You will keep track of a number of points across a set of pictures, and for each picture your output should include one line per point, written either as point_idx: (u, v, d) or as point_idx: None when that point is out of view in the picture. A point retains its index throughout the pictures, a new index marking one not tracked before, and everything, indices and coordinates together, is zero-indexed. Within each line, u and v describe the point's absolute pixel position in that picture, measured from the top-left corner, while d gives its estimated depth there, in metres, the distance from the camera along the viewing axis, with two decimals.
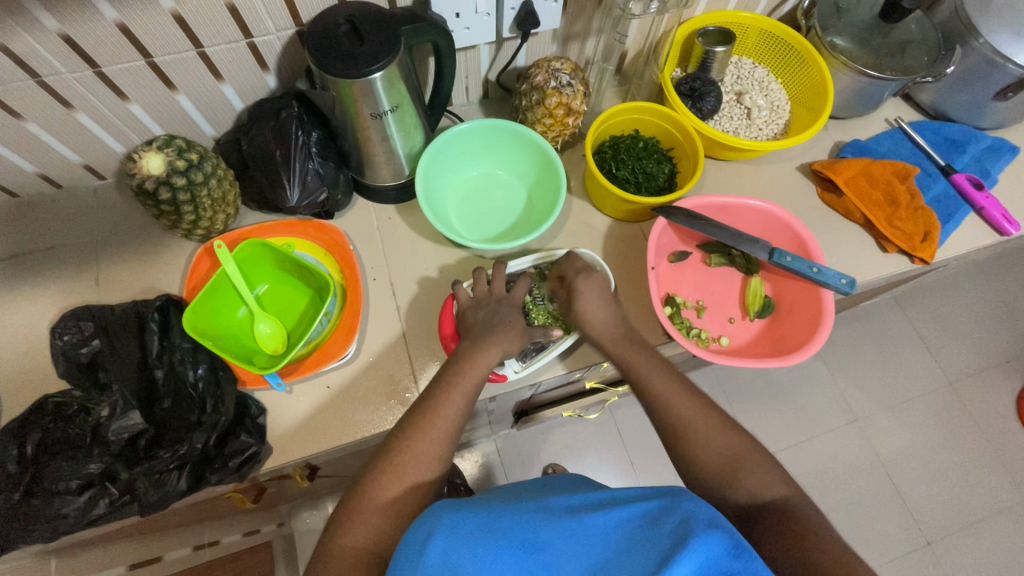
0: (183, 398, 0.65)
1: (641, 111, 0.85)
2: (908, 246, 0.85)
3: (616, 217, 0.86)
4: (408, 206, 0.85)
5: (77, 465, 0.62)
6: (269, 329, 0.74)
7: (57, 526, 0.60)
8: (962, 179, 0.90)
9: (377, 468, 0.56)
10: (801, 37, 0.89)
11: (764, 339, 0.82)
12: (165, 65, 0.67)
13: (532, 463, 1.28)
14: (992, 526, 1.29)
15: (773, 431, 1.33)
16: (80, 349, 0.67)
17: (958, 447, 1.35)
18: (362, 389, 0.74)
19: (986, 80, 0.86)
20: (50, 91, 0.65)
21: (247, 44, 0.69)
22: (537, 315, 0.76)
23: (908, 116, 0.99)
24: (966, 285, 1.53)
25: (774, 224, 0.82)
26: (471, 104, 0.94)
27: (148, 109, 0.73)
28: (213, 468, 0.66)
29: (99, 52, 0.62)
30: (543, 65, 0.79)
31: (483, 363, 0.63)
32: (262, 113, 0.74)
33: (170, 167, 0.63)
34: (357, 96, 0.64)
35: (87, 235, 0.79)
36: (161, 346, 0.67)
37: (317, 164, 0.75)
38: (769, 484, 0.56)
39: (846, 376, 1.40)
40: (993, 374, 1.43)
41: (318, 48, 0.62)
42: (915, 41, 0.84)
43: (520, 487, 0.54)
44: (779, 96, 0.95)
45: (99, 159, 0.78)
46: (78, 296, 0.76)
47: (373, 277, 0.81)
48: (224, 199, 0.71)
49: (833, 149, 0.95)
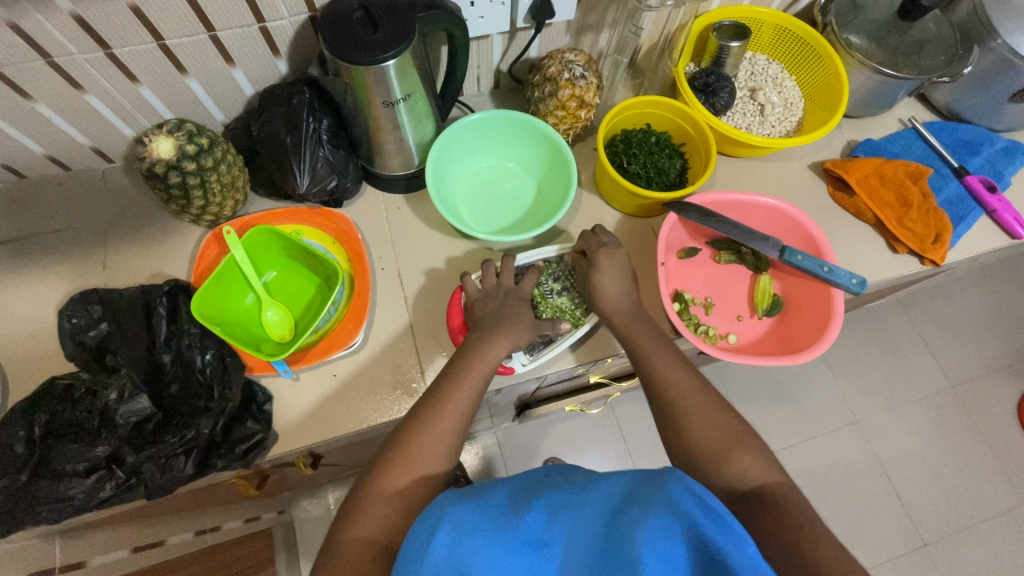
0: (191, 384, 0.66)
1: (653, 105, 0.85)
2: (918, 247, 0.84)
3: (626, 212, 0.86)
4: (417, 197, 0.85)
5: (85, 448, 0.61)
6: (277, 316, 0.74)
7: (63, 508, 0.60)
8: (974, 181, 0.90)
9: (384, 459, 0.56)
10: (817, 33, 0.88)
11: (770, 338, 0.82)
12: (176, 48, 0.67)
13: (532, 456, 1.28)
14: (990, 528, 1.29)
15: (774, 429, 1.33)
16: (87, 332, 0.67)
17: (958, 449, 1.35)
18: (369, 379, 0.74)
19: (1003, 81, 0.85)
20: (60, 71, 0.65)
21: (260, 28, 0.68)
22: (544, 308, 0.75)
23: (922, 116, 0.98)
24: (969, 289, 1.52)
25: (785, 223, 0.82)
26: (482, 95, 0.93)
27: (158, 92, 0.72)
28: (219, 454, 0.66)
29: (110, 34, 0.62)
30: (557, 56, 0.78)
31: (491, 355, 0.63)
32: (273, 99, 0.73)
33: (180, 151, 0.63)
34: (369, 83, 0.64)
35: (95, 218, 0.79)
36: (168, 330, 0.67)
37: (328, 151, 0.75)
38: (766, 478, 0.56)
39: (848, 376, 1.40)
40: (995, 378, 1.43)
41: (331, 34, 0.62)
42: (932, 40, 0.84)
43: (523, 479, 0.53)
44: (793, 93, 0.94)
45: (108, 142, 0.78)
46: (85, 279, 0.76)
47: (382, 268, 0.80)
48: (233, 184, 0.71)
49: (845, 148, 0.94)
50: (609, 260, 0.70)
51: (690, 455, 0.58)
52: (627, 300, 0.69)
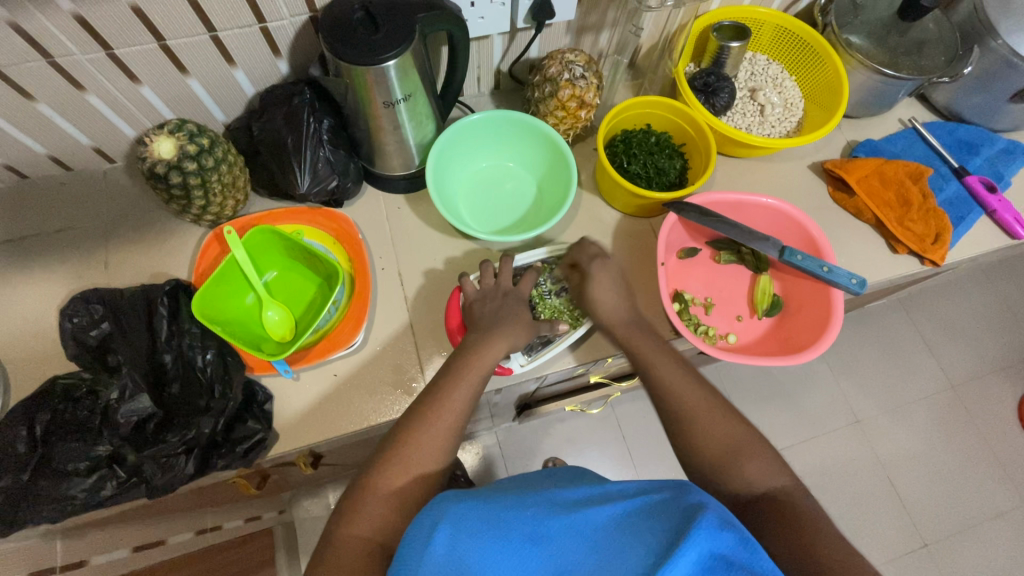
0: (192, 383, 0.66)
1: (653, 105, 0.85)
2: (918, 247, 0.84)
3: (626, 212, 0.86)
4: (417, 197, 0.85)
5: (87, 447, 0.62)
6: (277, 316, 0.74)
7: (64, 507, 0.61)
8: (974, 181, 0.90)
9: (383, 457, 0.56)
10: (817, 34, 0.88)
11: (769, 338, 0.82)
12: (177, 48, 0.67)
13: (533, 456, 1.29)
14: (990, 529, 1.29)
15: (774, 429, 1.33)
16: (88, 331, 0.66)
17: (959, 449, 1.35)
18: (369, 378, 0.74)
19: (1003, 81, 0.85)
20: (62, 71, 0.65)
21: (260, 28, 0.68)
22: (542, 309, 0.75)
23: (922, 116, 0.98)
24: (970, 289, 1.52)
25: (784, 223, 0.82)
26: (483, 95, 0.94)
27: (159, 93, 0.72)
28: (220, 454, 0.66)
29: (112, 35, 0.62)
30: (557, 56, 0.78)
31: (491, 354, 0.63)
32: (274, 100, 0.74)
33: (182, 151, 0.64)
34: (370, 83, 0.64)
35: (96, 218, 0.79)
36: (169, 329, 0.67)
37: (328, 152, 0.75)
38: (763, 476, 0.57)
39: (848, 376, 1.40)
40: (996, 379, 1.43)
41: (332, 35, 0.62)
42: (932, 41, 0.84)
43: (521, 480, 0.54)
44: (793, 93, 0.94)
45: (109, 141, 0.78)
46: (86, 278, 0.76)
47: (382, 268, 0.80)
48: (234, 184, 0.71)
49: (845, 148, 0.94)
50: (604, 271, 0.70)
51: (689, 454, 0.58)
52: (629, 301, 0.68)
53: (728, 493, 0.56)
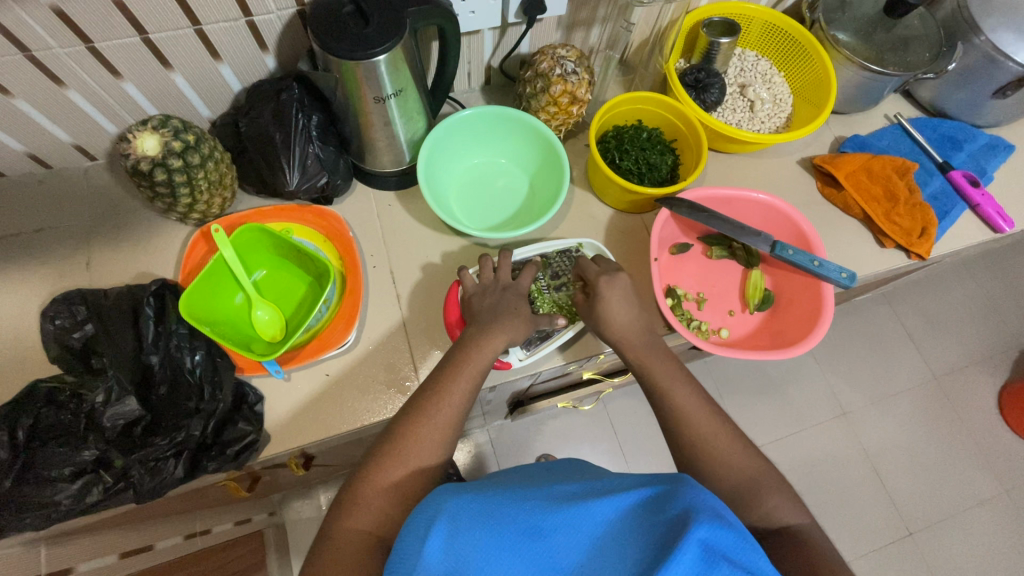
0: (180, 385, 0.65)
1: (644, 101, 0.84)
2: (905, 241, 0.86)
3: (617, 208, 0.86)
4: (408, 193, 0.84)
5: (71, 452, 0.60)
6: (267, 316, 0.73)
7: (49, 513, 0.59)
8: (958, 176, 0.91)
9: (378, 452, 0.56)
10: (805, 30, 0.89)
11: (762, 332, 0.83)
12: (161, 43, 0.65)
13: (524, 453, 1.28)
14: (972, 518, 1.31)
15: (762, 423, 1.35)
16: (71, 334, 0.65)
17: (942, 441, 1.38)
18: (362, 377, 0.73)
19: (986, 78, 0.87)
20: (40, 66, 0.63)
21: (247, 22, 0.67)
22: (542, 303, 0.76)
23: (908, 112, 1.00)
24: (954, 282, 1.55)
25: (775, 217, 0.82)
26: (473, 91, 0.93)
27: (143, 88, 0.71)
28: (211, 456, 0.64)
29: (94, 27, 0.61)
30: (549, 51, 0.78)
31: (487, 349, 0.62)
32: (261, 95, 0.72)
33: (166, 148, 0.62)
34: (360, 77, 0.63)
35: (77, 217, 0.77)
36: (156, 331, 0.66)
37: (317, 148, 0.74)
38: (752, 462, 0.58)
39: (835, 370, 1.42)
40: (978, 371, 1.46)
41: (321, 29, 0.61)
42: (918, 37, 0.85)
43: (522, 475, 0.53)
44: (782, 89, 0.94)
45: (91, 138, 0.76)
46: (67, 279, 0.74)
47: (373, 265, 0.80)
48: (220, 182, 0.69)
49: (833, 144, 0.95)
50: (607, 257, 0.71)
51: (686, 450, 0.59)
52: (630, 295, 0.68)
53: (723, 486, 0.57)
